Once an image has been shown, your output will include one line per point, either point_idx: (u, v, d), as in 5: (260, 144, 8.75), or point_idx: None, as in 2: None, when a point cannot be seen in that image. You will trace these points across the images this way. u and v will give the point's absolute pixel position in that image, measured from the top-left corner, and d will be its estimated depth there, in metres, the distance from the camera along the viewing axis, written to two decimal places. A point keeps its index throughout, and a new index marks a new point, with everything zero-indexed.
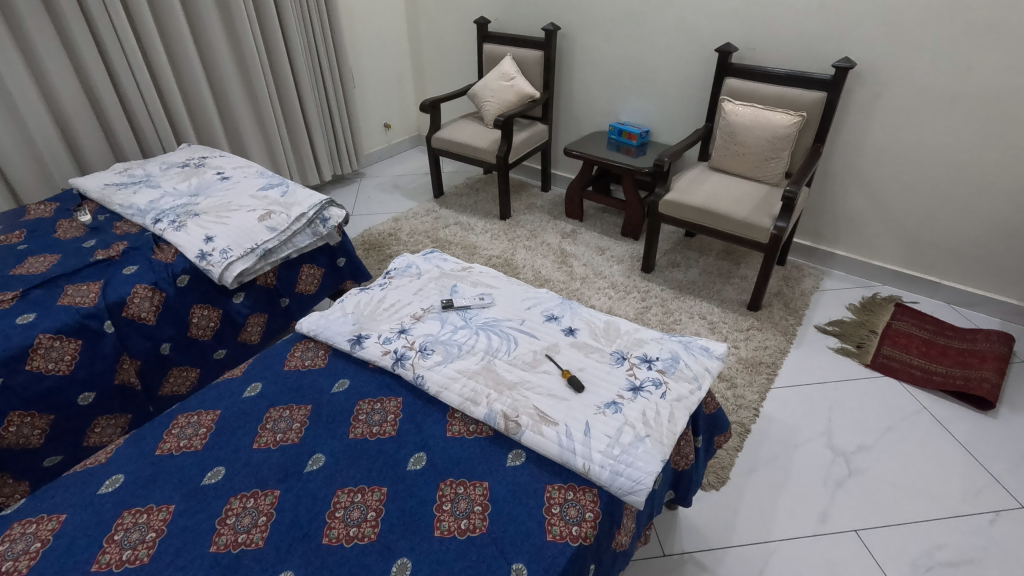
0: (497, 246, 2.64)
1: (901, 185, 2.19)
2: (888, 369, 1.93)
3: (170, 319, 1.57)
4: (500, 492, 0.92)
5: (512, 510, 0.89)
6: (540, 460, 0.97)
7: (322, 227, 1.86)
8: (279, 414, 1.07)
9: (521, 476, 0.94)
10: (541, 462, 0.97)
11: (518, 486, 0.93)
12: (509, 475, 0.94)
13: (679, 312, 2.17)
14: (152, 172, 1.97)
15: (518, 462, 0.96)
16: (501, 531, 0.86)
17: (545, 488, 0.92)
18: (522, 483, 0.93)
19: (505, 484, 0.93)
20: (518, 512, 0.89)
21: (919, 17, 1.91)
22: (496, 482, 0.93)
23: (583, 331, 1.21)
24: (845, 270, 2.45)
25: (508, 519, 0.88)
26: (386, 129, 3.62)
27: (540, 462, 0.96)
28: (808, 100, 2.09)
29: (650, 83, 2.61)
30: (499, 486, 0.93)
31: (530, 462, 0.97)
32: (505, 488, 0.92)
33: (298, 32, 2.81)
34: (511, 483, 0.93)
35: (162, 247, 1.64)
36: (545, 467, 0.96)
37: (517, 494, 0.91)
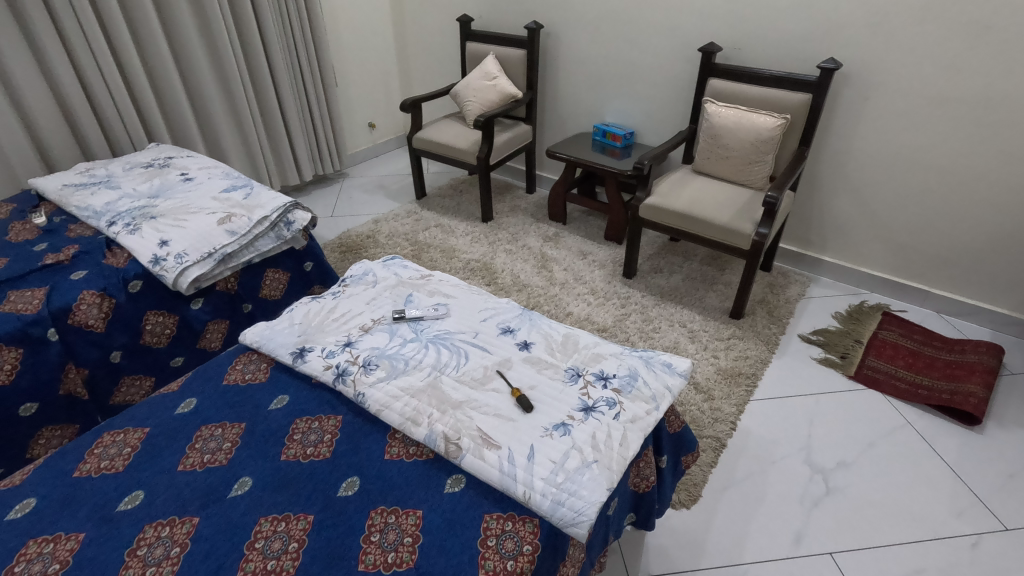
0: (477, 249, 2.58)
1: (890, 190, 2.12)
2: (872, 381, 1.86)
3: (121, 326, 1.51)
4: (433, 517, 0.86)
5: (444, 538, 0.83)
6: (480, 484, 0.91)
7: (287, 230, 1.80)
8: (210, 433, 1.01)
9: (458, 502, 0.89)
10: (481, 487, 0.91)
11: (453, 513, 0.87)
12: (445, 502, 0.89)
13: (659, 320, 2.11)
14: (114, 173, 1.91)
15: (451, 487, 0.91)
16: (430, 562, 0.80)
17: (482, 518, 0.86)
18: (457, 509, 0.88)
19: (439, 511, 0.87)
20: (450, 542, 0.83)
21: (907, 17, 1.84)
22: (429, 508, 0.88)
23: (538, 344, 1.14)
24: (832, 276, 2.38)
25: (438, 551, 0.82)
26: (371, 128, 3.56)
27: (480, 488, 0.91)
28: (792, 101, 2.02)
29: (635, 83, 2.55)
30: (432, 512, 0.87)
31: (468, 487, 0.91)
32: (439, 514, 0.87)
33: (276, 28, 2.76)
34: (445, 510, 0.87)
35: (114, 252, 1.58)
36: (485, 492, 0.90)
37: (451, 521, 0.86)
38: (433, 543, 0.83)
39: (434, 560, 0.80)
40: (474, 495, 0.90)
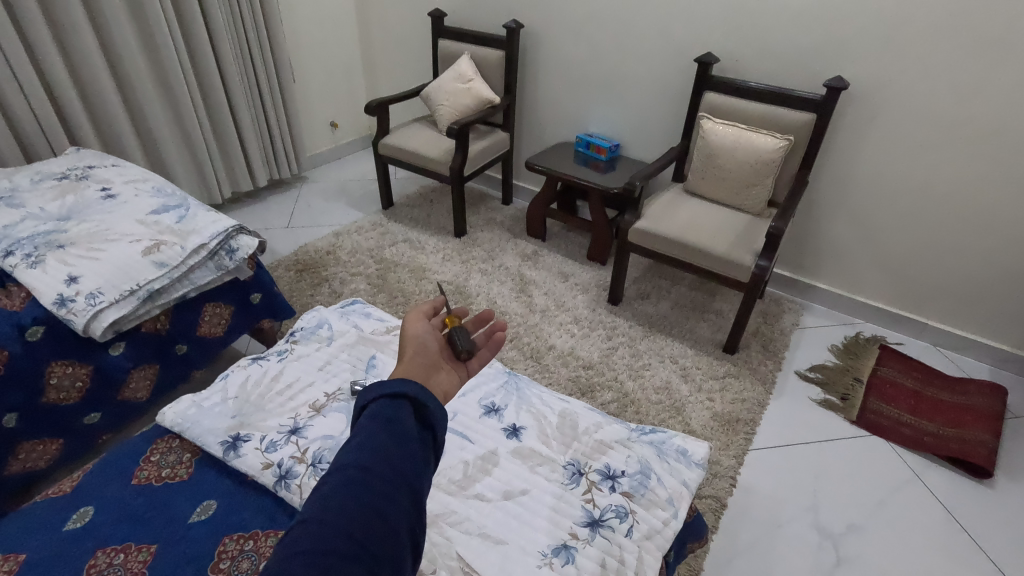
0: (449, 269, 2.36)
1: (891, 217, 1.99)
2: (876, 427, 1.73)
3: (17, 385, 1.24)
4: (359, 437, 0.59)
5: (370, 493, 0.53)
6: (415, 383, 0.65)
7: (229, 260, 1.54)
8: (108, 561, 0.78)
9: (380, 412, 0.62)
10: (447, 430, 0.65)
11: (390, 439, 0.59)
12: (372, 417, 0.61)
13: (649, 355, 1.93)
14: (19, 187, 1.61)
15: (379, 393, 0.63)
16: (347, 528, 0.51)
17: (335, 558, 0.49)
18: (384, 420, 0.61)
19: (363, 444, 0.58)
20: (394, 485, 0.55)
21: (919, 33, 1.70)
22: (348, 446, 0.58)
23: (530, 430, 0.95)
24: (826, 304, 2.25)
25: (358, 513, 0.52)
26: (333, 128, 3.28)
27: (386, 424, 0.61)
28: (794, 122, 1.86)
29: (622, 92, 2.37)
30: (353, 454, 0.57)
31: (400, 391, 0.64)
32: (371, 439, 0.58)
33: (223, 16, 2.44)
34: (377, 423, 0.60)
35: (9, 290, 1.30)
36: (426, 398, 0.65)
37: (383, 456, 0.57)
38: (357, 493, 0.53)
39: (358, 529, 0.51)
40: (433, 442, 0.64)
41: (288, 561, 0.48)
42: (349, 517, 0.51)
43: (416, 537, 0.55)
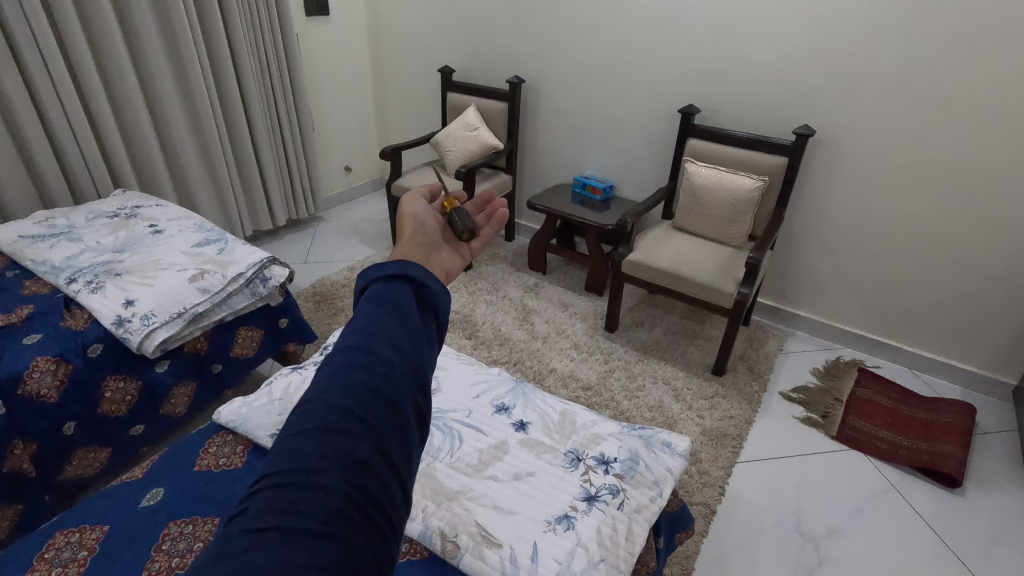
0: (456, 300, 2.53)
1: (862, 249, 2.17)
2: (854, 441, 1.87)
3: (77, 396, 1.39)
4: (358, 319, 0.58)
5: (372, 369, 0.52)
6: (412, 267, 0.66)
7: (262, 287, 1.72)
8: (180, 530, 0.92)
9: (378, 296, 0.61)
10: (450, 311, 0.66)
11: (390, 318, 0.58)
12: (369, 301, 0.60)
13: (643, 377, 2.08)
14: (76, 224, 1.81)
15: (376, 279, 0.64)
16: (352, 396, 0.49)
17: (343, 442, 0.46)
18: (384, 301, 0.60)
19: (363, 323, 0.57)
20: (397, 358, 0.54)
21: (876, 88, 1.91)
22: (349, 328, 0.57)
23: (535, 425, 1.10)
24: (808, 331, 2.41)
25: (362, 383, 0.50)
26: (347, 171, 3.53)
27: (388, 298, 0.61)
28: (769, 165, 2.08)
29: (615, 139, 2.60)
30: (354, 333, 0.56)
31: (397, 274, 0.64)
32: (370, 318, 0.57)
33: (253, 73, 2.68)
34: (375, 305, 0.60)
35: (73, 312, 1.48)
36: (425, 279, 0.66)
37: (384, 332, 0.56)
38: (359, 366, 0.52)
39: (363, 397, 0.49)
40: (435, 323, 0.65)
41: (297, 437, 0.47)
42: (354, 389, 0.50)
43: (425, 406, 0.55)
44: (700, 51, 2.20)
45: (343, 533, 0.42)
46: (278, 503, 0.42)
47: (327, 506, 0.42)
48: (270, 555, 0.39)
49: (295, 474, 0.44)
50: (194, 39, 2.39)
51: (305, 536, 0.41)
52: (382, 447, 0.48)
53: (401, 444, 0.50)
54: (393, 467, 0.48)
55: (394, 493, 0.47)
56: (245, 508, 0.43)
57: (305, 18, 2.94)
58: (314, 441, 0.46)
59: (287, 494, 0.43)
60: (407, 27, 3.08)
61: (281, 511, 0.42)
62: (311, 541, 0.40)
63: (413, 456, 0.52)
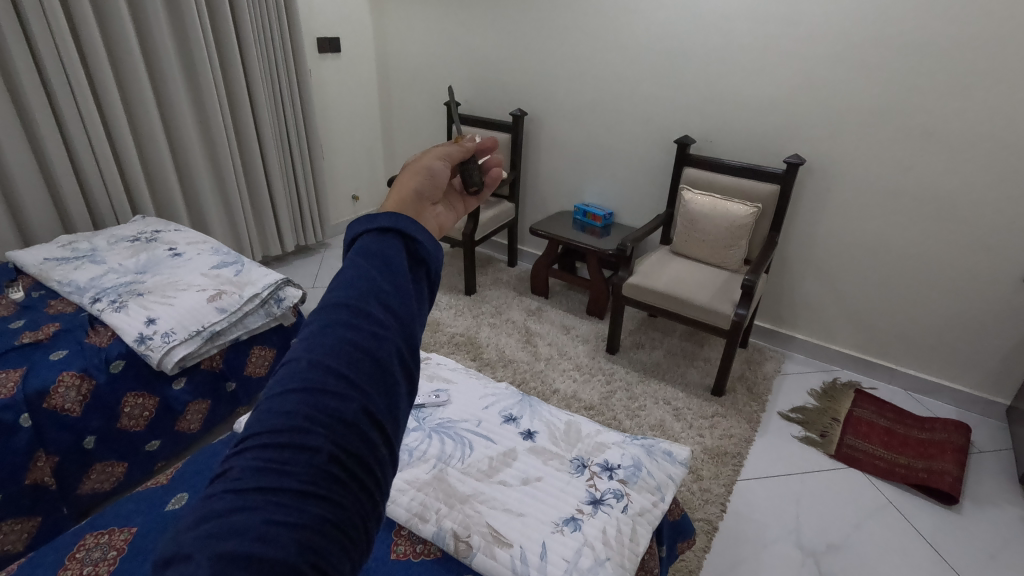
0: (461, 322, 2.60)
1: (854, 272, 2.25)
2: (851, 459, 1.90)
3: (98, 411, 1.44)
4: (342, 273, 0.51)
5: (358, 324, 0.46)
6: (406, 221, 0.57)
7: (277, 307, 1.79)
8: None
9: (364, 249, 0.53)
10: (443, 267, 0.58)
11: (378, 270, 0.51)
12: (355, 253, 0.53)
13: (644, 397, 2.13)
14: (98, 247, 1.88)
15: (366, 230, 0.55)
16: (337, 357, 0.43)
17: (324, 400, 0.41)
18: (370, 254, 0.52)
19: (348, 277, 0.50)
20: (385, 314, 0.48)
21: (861, 120, 2.02)
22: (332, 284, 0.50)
23: (542, 434, 1.16)
24: (805, 353, 2.47)
25: (347, 343, 0.44)
26: (355, 200, 3.64)
27: (377, 257, 0.52)
28: (762, 192, 2.17)
29: (614, 168, 2.71)
30: (337, 288, 0.49)
31: (389, 226, 0.55)
32: (357, 273, 0.50)
33: (268, 107, 2.81)
34: (361, 258, 0.52)
35: (97, 330, 1.54)
36: (418, 233, 0.57)
37: (372, 285, 0.49)
38: (343, 324, 0.45)
39: (349, 357, 0.44)
40: (428, 278, 0.57)
41: (278, 399, 0.42)
42: (338, 348, 0.44)
43: (415, 366, 0.49)
44: (695, 86, 2.33)
45: (331, 493, 0.39)
46: (259, 468, 0.38)
47: (310, 470, 0.39)
48: (250, 522, 0.36)
49: (274, 437, 0.39)
50: (214, 75, 2.51)
51: (291, 497, 0.37)
52: (371, 410, 0.43)
53: (390, 406, 0.45)
54: (380, 432, 0.44)
55: (381, 453, 0.44)
56: (223, 472, 0.39)
57: (318, 55, 3.09)
58: (295, 403, 0.41)
59: (267, 458, 0.39)
60: (415, 64, 3.23)
61: (261, 475, 0.38)
62: (295, 508, 0.37)
63: (403, 419, 0.47)
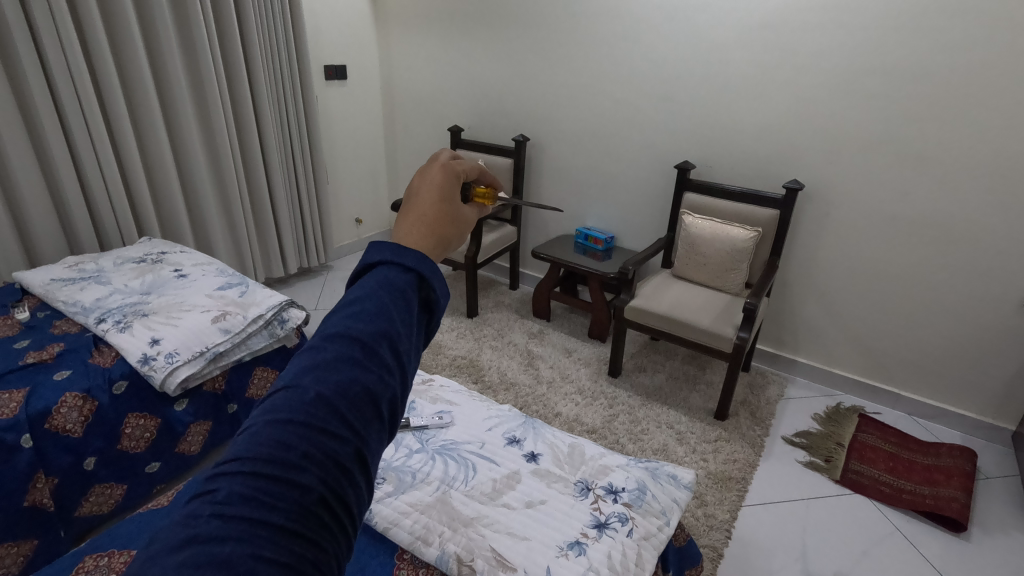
0: (462, 345, 2.60)
1: (855, 296, 2.25)
2: (857, 485, 1.89)
3: (99, 432, 1.44)
4: (353, 299, 0.47)
5: (368, 362, 0.43)
6: (433, 268, 0.52)
7: (280, 328, 1.79)
8: None
9: (382, 281, 0.48)
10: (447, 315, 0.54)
11: (397, 305, 0.47)
12: (371, 280, 0.48)
13: (647, 421, 2.12)
14: (104, 268, 1.90)
15: (386, 260, 0.50)
16: (344, 398, 0.41)
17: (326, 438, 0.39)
18: (390, 284, 0.48)
19: (362, 308, 0.45)
20: (394, 358, 0.45)
21: (858, 146, 2.05)
22: (339, 309, 0.47)
23: (546, 456, 1.16)
24: (807, 377, 2.46)
25: (355, 384, 0.42)
26: (358, 223, 3.68)
27: (392, 297, 0.47)
28: (762, 217, 2.19)
29: (615, 193, 2.74)
30: (347, 317, 0.45)
31: (414, 267, 0.50)
32: (373, 302, 0.46)
33: (274, 132, 2.86)
34: (379, 289, 0.47)
35: (101, 350, 1.55)
36: (438, 281, 0.52)
37: (388, 321, 0.45)
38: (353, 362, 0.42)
39: (355, 399, 0.41)
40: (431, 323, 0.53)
41: (275, 427, 0.39)
42: (347, 388, 0.41)
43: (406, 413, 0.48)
44: (694, 113, 2.37)
45: (311, 534, 0.37)
46: (248, 498, 0.36)
47: (299, 510, 0.37)
48: (235, 557, 0.34)
49: (268, 469, 0.37)
50: (223, 101, 2.57)
51: (275, 535, 0.35)
52: (364, 455, 0.41)
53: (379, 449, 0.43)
54: (365, 477, 0.42)
55: (361, 496, 0.42)
56: (206, 493, 0.36)
57: (325, 82, 3.15)
58: (295, 438, 0.38)
59: (258, 488, 0.36)
60: (420, 90, 3.30)
61: (250, 507, 0.36)
62: (281, 546, 0.35)
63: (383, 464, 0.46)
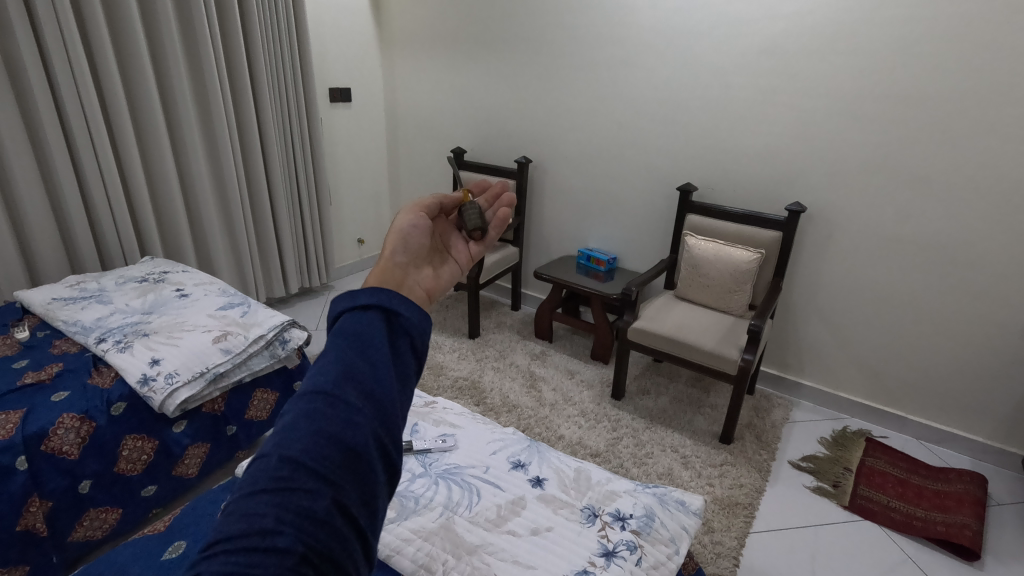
0: (464, 366, 2.57)
1: (859, 319, 2.25)
2: (866, 511, 1.85)
3: (96, 454, 1.41)
4: (320, 361, 0.50)
5: (331, 411, 0.45)
6: (388, 294, 0.56)
7: (281, 349, 1.78)
8: None
9: (345, 329, 0.52)
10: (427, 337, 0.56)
11: (357, 355, 0.49)
12: (333, 339, 0.51)
13: (651, 444, 2.09)
14: (106, 287, 1.89)
15: (347, 307, 0.54)
16: (309, 452, 0.42)
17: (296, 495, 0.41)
18: (350, 335, 0.51)
19: (324, 363, 0.49)
20: (362, 401, 0.46)
21: (859, 169, 2.07)
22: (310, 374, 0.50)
23: (552, 481, 1.13)
24: (812, 400, 2.44)
25: (320, 436, 0.43)
26: (360, 244, 3.69)
27: (353, 347, 0.50)
28: (765, 238, 2.20)
29: (617, 214, 2.75)
30: (313, 375, 0.48)
31: (370, 302, 0.55)
32: (333, 358, 0.49)
33: (279, 153, 2.88)
34: (340, 340, 0.51)
35: (100, 370, 1.53)
36: (401, 306, 0.56)
37: (348, 370, 0.48)
38: (315, 414, 0.44)
39: (321, 450, 0.43)
40: (413, 351, 0.55)
41: (249, 497, 0.41)
42: (310, 442, 0.43)
43: (397, 452, 0.48)
44: (696, 136, 2.39)
45: None
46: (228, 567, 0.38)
47: (280, 573, 0.38)
48: None
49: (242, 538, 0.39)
50: (228, 122, 2.59)
51: None
52: (343, 504, 0.42)
53: (362, 494, 0.44)
54: (354, 526, 0.43)
55: (351, 546, 0.42)
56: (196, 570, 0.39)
57: (330, 104, 3.19)
58: (265, 504, 0.41)
59: (235, 560, 0.38)
60: (424, 113, 3.34)
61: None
62: None
63: (381, 510, 0.46)
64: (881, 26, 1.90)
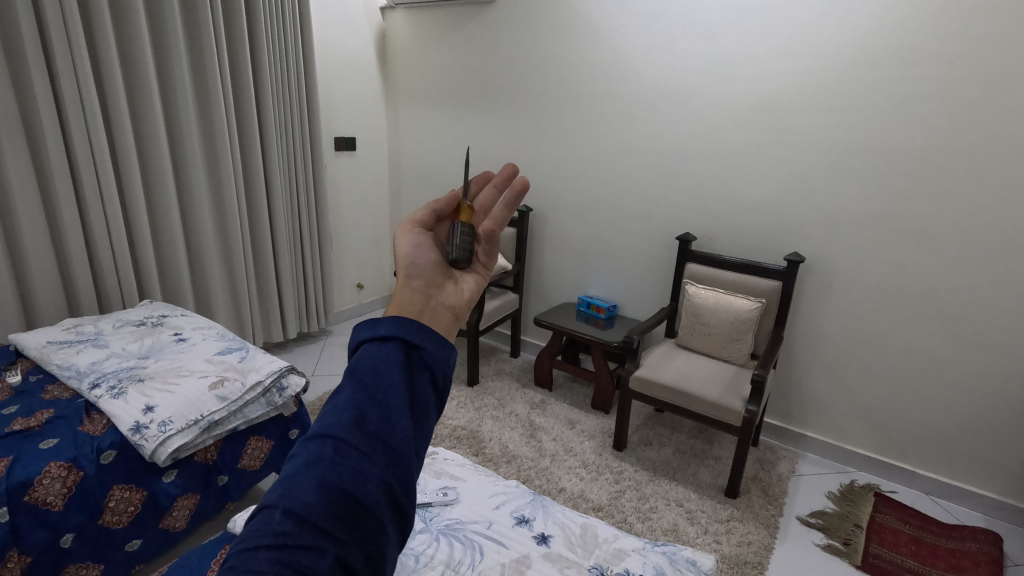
0: (462, 415, 2.52)
1: (861, 369, 2.23)
2: (880, 571, 1.78)
3: (81, 505, 1.36)
4: (332, 402, 0.50)
5: (334, 462, 0.44)
6: (408, 325, 0.55)
7: (278, 396, 1.75)
8: None
9: (361, 366, 0.52)
10: (449, 373, 0.54)
11: (367, 395, 0.49)
12: (346, 378, 0.51)
13: (655, 498, 2.03)
14: (103, 331, 1.87)
15: (367, 337, 0.54)
16: (313, 506, 0.43)
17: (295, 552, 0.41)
18: (362, 373, 0.51)
19: (337, 406, 0.48)
20: (369, 448, 0.46)
21: (854, 220, 2.11)
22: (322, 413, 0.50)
23: (557, 538, 1.09)
24: (817, 452, 2.39)
25: (323, 488, 0.43)
26: (360, 289, 3.69)
27: (358, 388, 0.49)
28: (765, 288, 2.21)
29: (616, 262, 2.77)
30: (326, 418, 0.48)
31: (389, 335, 0.53)
32: (344, 401, 0.49)
33: (283, 199, 2.92)
34: (355, 378, 0.50)
35: (92, 418, 1.49)
36: (421, 339, 0.54)
37: (358, 414, 0.47)
38: (321, 464, 0.44)
39: (325, 504, 0.43)
40: (432, 388, 0.53)
41: (252, 551, 0.42)
42: (313, 496, 0.43)
43: (407, 501, 0.47)
44: (693, 188, 2.45)
45: None
46: None
47: None
48: None
49: None
50: (235, 168, 2.64)
51: None
52: (345, 559, 0.43)
53: (366, 549, 0.44)
54: None
55: None
56: None
57: (334, 152, 3.25)
58: (265, 560, 0.41)
59: None
60: (425, 162, 3.41)
61: None
62: None
63: (387, 561, 0.46)
64: (870, 86, 1.99)
